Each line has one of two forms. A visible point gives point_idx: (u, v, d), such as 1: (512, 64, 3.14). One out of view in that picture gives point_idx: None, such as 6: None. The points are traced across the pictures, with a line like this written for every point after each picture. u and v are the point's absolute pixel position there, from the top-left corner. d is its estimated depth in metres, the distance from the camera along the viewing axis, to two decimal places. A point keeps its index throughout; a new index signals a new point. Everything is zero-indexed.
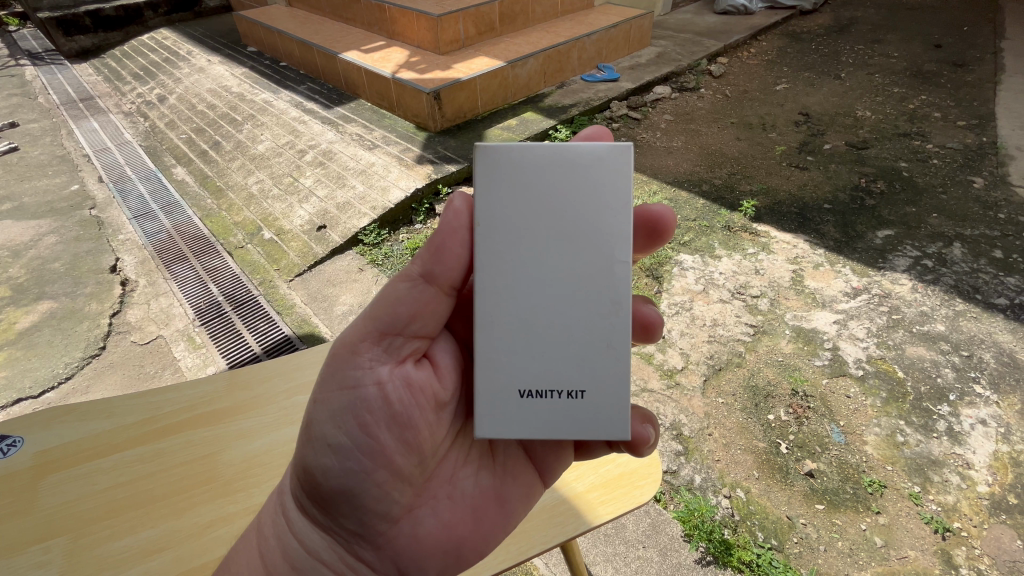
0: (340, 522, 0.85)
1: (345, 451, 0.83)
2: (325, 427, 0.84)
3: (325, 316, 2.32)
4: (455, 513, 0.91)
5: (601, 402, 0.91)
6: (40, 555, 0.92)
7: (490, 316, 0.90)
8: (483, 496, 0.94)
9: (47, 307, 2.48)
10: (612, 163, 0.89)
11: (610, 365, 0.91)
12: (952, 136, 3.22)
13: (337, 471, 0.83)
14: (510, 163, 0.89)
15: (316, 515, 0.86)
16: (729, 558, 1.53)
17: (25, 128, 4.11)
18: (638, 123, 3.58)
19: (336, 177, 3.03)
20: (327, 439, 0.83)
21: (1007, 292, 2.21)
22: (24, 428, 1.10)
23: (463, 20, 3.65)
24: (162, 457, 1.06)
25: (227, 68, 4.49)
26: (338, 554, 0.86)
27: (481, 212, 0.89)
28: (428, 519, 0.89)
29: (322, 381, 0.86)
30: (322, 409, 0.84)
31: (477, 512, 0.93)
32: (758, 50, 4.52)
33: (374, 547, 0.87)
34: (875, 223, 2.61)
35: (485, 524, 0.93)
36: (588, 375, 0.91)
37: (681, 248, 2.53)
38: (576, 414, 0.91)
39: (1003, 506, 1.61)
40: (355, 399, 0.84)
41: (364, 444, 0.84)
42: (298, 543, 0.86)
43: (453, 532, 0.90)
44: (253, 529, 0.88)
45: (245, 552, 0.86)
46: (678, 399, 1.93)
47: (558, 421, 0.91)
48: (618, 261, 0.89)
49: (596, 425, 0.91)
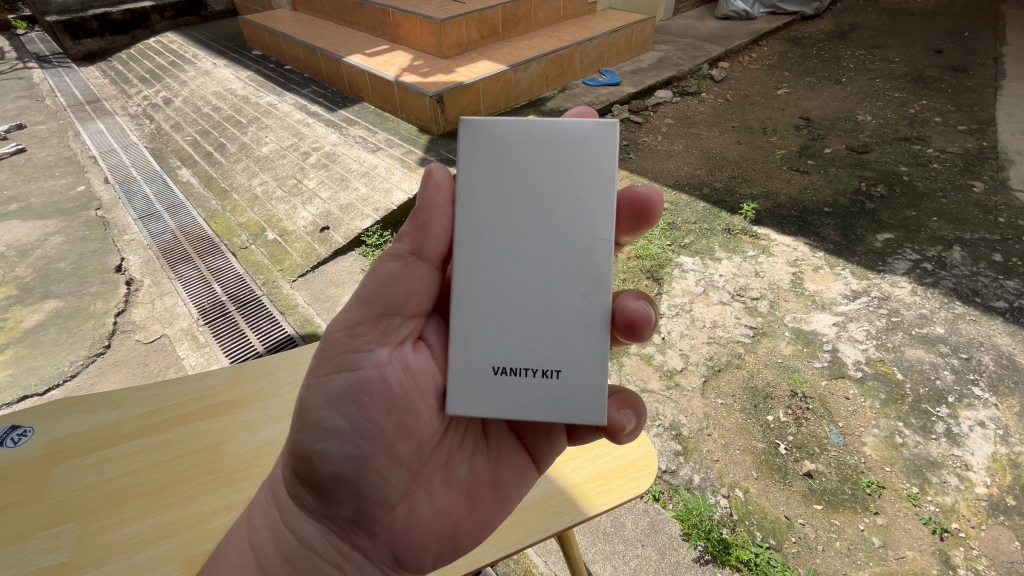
0: (336, 510, 0.86)
1: (343, 436, 0.85)
2: (322, 412, 0.85)
3: (328, 316, 2.34)
4: (450, 499, 0.92)
5: (576, 382, 0.92)
6: (49, 541, 0.93)
7: (470, 294, 0.93)
8: (477, 481, 0.95)
9: (53, 306, 2.51)
10: (597, 141, 0.90)
11: (590, 348, 0.92)
12: (953, 140, 3.23)
13: (335, 457, 0.84)
14: (494, 138, 0.92)
15: (310, 502, 0.87)
16: (729, 557, 1.54)
17: (32, 130, 4.15)
18: (640, 127, 3.60)
19: (339, 179, 3.06)
20: (324, 424, 0.85)
21: (1006, 295, 2.22)
22: (34, 418, 1.12)
23: (466, 24, 3.69)
24: (169, 447, 1.08)
25: (232, 71, 4.54)
26: (332, 543, 0.87)
27: (462, 186, 0.92)
28: (423, 505, 0.90)
29: (316, 366, 0.88)
30: (317, 394, 0.86)
31: (472, 497, 0.94)
32: (759, 54, 4.55)
33: (368, 535, 0.88)
34: (874, 226, 2.63)
35: (481, 510, 0.94)
36: (567, 357, 0.93)
37: (681, 250, 2.55)
38: (553, 396, 0.92)
39: (1002, 508, 1.62)
40: (353, 381, 0.86)
41: (361, 428, 0.85)
42: (292, 534, 0.87)
43: (449, 518, 0.91)
44: (247, 518, 0.89)
45: (236, 545, 0.87)
46: (678, 399, 1.94)
47: (534, 400, 0.92)
48: (600, 241, 0.91)
49: (573, 405, 0.92)
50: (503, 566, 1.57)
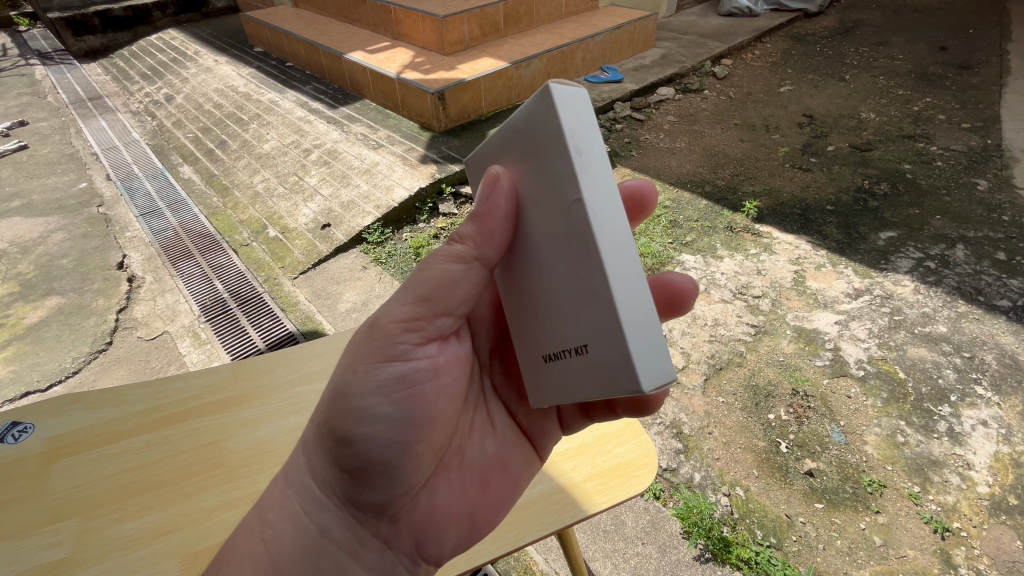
0: (365, 497, 0.82)
1: (388, 422, 0.80)
2: (370, 398, 0.79)
3: (329, 313, 2.34)
4: (467, 482, 0.92)
5: (612, 353, 0.58)
6: (50, 537, 0.94)
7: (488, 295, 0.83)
8: (490, 464, 0.95)
9: (55, 302, 2.51)
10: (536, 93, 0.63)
11: (634, 291, 0.58)
12: (957, 138, 3.22)
13: (379, 443, 0.80)
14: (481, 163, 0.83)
15: (338, 489, 0.81)
16: (728, 555, 1.53)
17: (34, 127, 4.16)
18: (641, 124, 3.59)
19: (341, 176, 3.05)
20: (371, 410, 0.79)
21: (1009, 294, 2.20)
22: (36, 414, 1.13)
23: (468, 21, 3.67)
24: (169, 443, 1.08)
25: (234, 67, 4.54)
26: (353, 533, 0.82)
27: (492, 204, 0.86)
28: (443, 490, 0.89)
29: (360, 351, 0.79)
30: (364, 379, 0.79)
31: (486, 480, 0.94)
32: (762, 52, 4.53)
33: (393, 521, 0.85)
34: (877, 224, 2.62)
35: (494, 494, 0.95)
36: (587, 326, 0.62)
37: (683, 248, 2.54)
38: (592, 378, 0.62)
39: (1004, 507, 1.61)
40: (405, 370, 0.81)
41: (409, 415, 0.82)
42: (313, 524, 0.80)
43: (467, 501, 0.91)
44: (258, 511, 0.80)
45: (248, 541, 0.78)
46: (680, 398, 1.94)
47: (574, 384, 0.66)
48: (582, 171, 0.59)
49: (606, 390, 0.61)
50: (503, 564, 1.57)
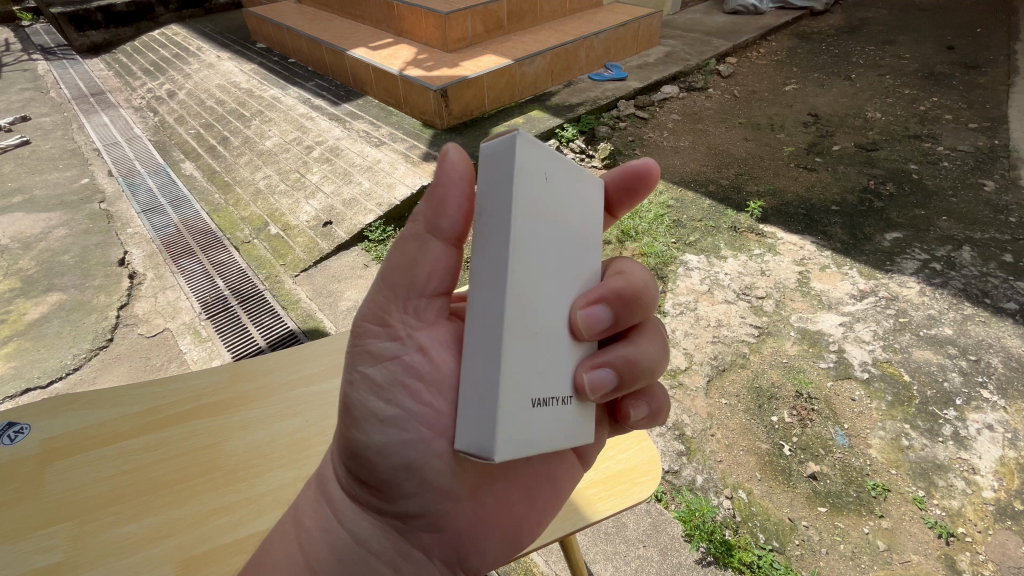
0: (399, 504, 0.79)
1: (399, 423, 0.77)
2: (373, 401, 0.78)
3: (330, 311, 2.33)
4: (512, 492, 0.85)
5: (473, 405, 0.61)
6: (44, 540, 0.93)
7: None
8: (537, 475, 0.88)
9: (56, 298, 2.51)
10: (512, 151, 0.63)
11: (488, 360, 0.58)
12: (964, 138, 3.19)
13: (396, 446, 0.77)
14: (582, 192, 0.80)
15: (367, 498, 0.80)
16: (730, 560, 1.52)
17: (37, 122, 4.15)
18: (645, 123, 3.56)
19: (343, 173, 3.04)
20: (380, 414, 0.77)
21: (1017, 297, 2.18)
22: (31, 415, 1.11)
23: (471, 18, 3.65)
24: (166, 446, 1.07)
25: (236, 63, 4.53)
26: (392, 542, 0.80)
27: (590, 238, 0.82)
28: (488, 500, 0.82)
29: (354, 361, 0.80)
30: (361, 385, 0.79)
31: (531, 490, 0.87)
32: (767, 50, 4.50)
33: (433, 530, 0.80)
34: (883, 226, 2.59)
35: (541, 502, 0.88)
36: None
37: (686, 249, 2.52)
38: None
39: (1009, 512, 1.59)
40: (400, 367, 0.77)
41: (419, 413, 0.77)
42: (348, 534, 0.80)
43: (511, 511, 0.85)
44: (291, 516, 0.83)
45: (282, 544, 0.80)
46: (682, 399, 1.92)
47: None
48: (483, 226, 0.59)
49: None
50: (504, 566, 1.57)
